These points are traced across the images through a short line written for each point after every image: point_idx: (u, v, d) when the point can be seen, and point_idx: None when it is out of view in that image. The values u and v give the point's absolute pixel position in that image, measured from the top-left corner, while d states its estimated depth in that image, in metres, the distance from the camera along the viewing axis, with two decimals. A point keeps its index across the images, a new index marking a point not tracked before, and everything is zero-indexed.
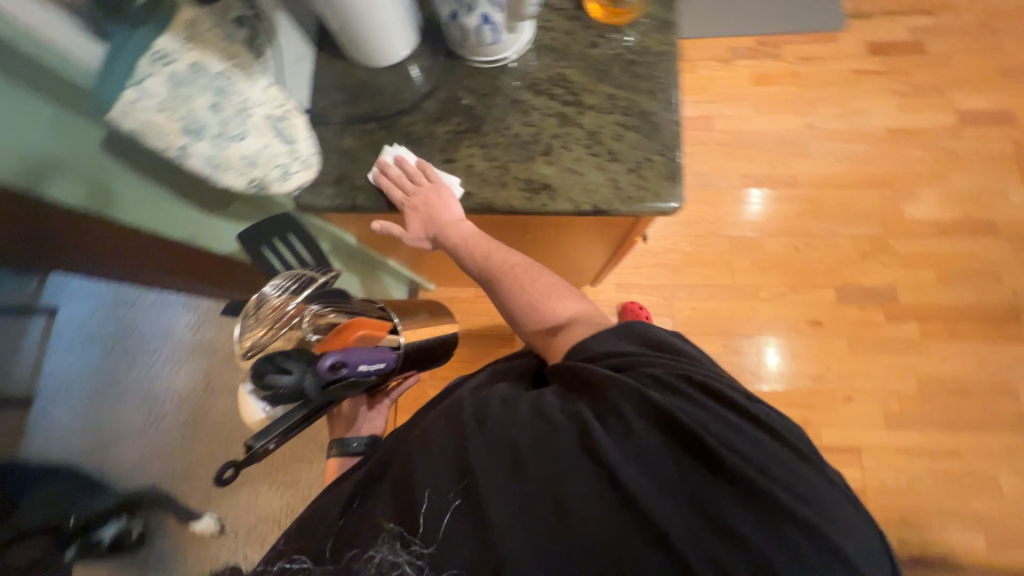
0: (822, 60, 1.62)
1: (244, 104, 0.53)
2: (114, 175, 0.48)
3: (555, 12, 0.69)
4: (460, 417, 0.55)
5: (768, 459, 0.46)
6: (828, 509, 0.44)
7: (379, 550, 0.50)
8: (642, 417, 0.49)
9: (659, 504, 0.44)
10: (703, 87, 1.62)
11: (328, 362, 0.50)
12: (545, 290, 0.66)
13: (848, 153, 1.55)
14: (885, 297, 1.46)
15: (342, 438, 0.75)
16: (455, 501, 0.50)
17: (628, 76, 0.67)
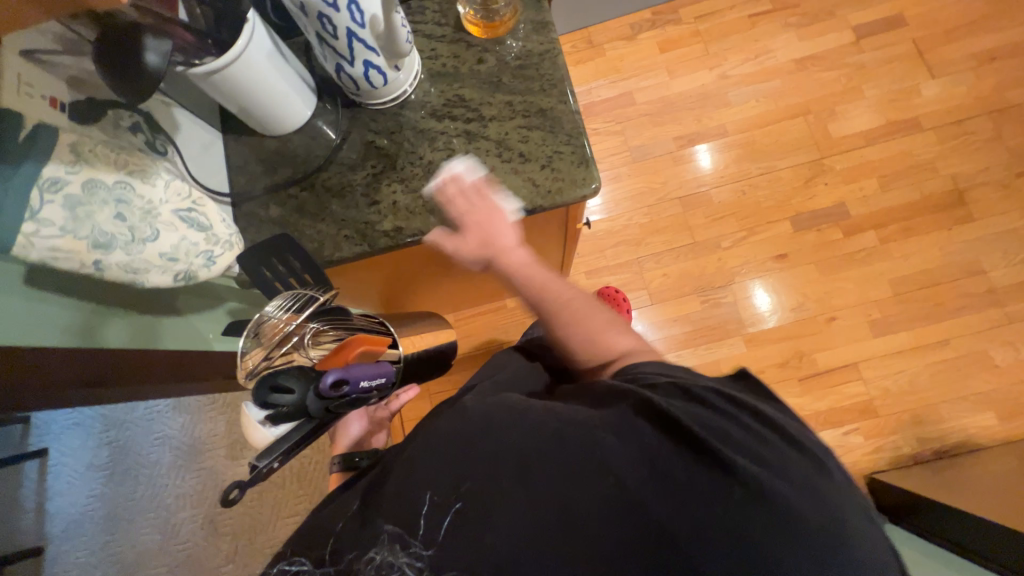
0: (717, 13, 1.69)
1: (148, 206, 0.49)
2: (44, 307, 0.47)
3: (437, 40, 0.72)
4: (464, 430, 0.59)
5: (744, 442, 0.52)
6: (801, 479, 0.51)
7: (379, 552, 0.52)
8: (638, 413, 0.54)
9: (648, 492, 0.50)
10: (615, 67, 1.68)
11: (330, 380, 0.51)
12: (600, 325, 0.66)
13: (765, 92, 1.62)
14: (838, 214, 1.51)
15: (348, 454, 0.81)
16: (456, 502, 0.53)
17: (520, 81, 0.70)
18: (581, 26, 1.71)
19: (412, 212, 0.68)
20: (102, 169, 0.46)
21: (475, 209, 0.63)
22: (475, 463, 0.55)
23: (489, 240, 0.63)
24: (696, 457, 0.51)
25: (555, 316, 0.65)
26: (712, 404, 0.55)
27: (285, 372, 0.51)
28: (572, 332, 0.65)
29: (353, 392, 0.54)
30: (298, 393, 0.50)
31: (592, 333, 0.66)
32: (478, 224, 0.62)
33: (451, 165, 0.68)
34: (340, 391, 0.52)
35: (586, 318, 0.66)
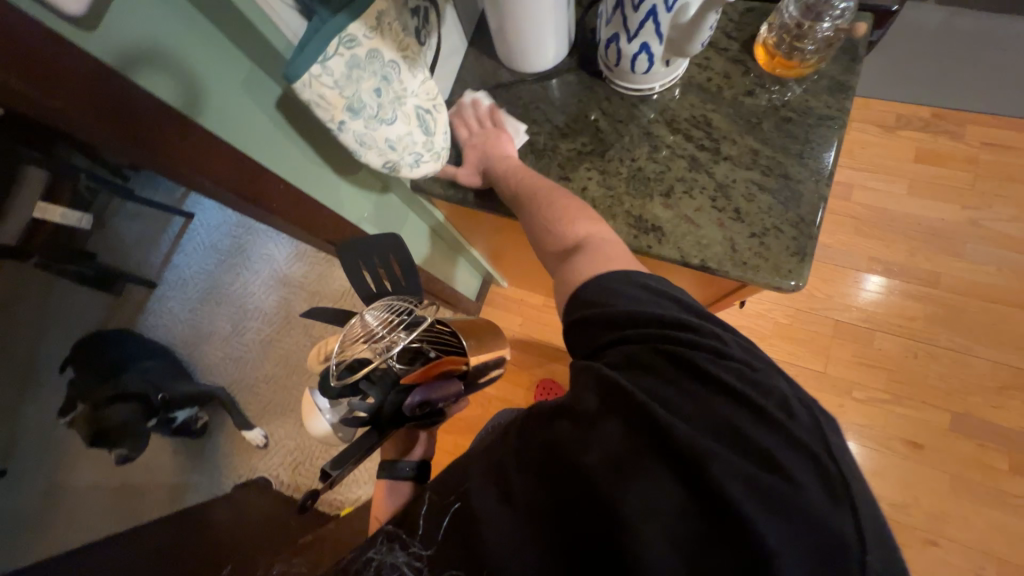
0: (1012, 151, 1.37)
1: (401, 92, 0.49)
2: (276, 127, 0.53)
3: (716, 52, 0.65)
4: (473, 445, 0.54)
5: (741, 436, 0.35)
6: (829, 464, 0.34)
7: (378, 551, 0.50)
8: (595, 401, 0.41)
9: (628, 502, 0.35)
10: (850, 151, 1.46)
11: (413, 401, 0.60)
12: (561, 208, 0.59)
13: (1016, 266, 1.31)
14: (1016, 443, 1.21)
15: (393, 461, 0.69)
16: (455, 502, 0.47)
17: (779, 134, 0.61)
18: None
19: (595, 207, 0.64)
20: (388, 44, 0.45)
21: (479, 133, 0.67)
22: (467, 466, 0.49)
23: (493, 152, 0.65)
24: (640, 436, 0.37)
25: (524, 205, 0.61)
26: (687, 383, 0.39)
27: (370, 376, 0.59)
28: (536, 220, 0.60)
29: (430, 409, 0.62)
30: (376, 399, 0.58)
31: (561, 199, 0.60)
32: (475, 147, 0.66)
33: (658, 182, 0.63)
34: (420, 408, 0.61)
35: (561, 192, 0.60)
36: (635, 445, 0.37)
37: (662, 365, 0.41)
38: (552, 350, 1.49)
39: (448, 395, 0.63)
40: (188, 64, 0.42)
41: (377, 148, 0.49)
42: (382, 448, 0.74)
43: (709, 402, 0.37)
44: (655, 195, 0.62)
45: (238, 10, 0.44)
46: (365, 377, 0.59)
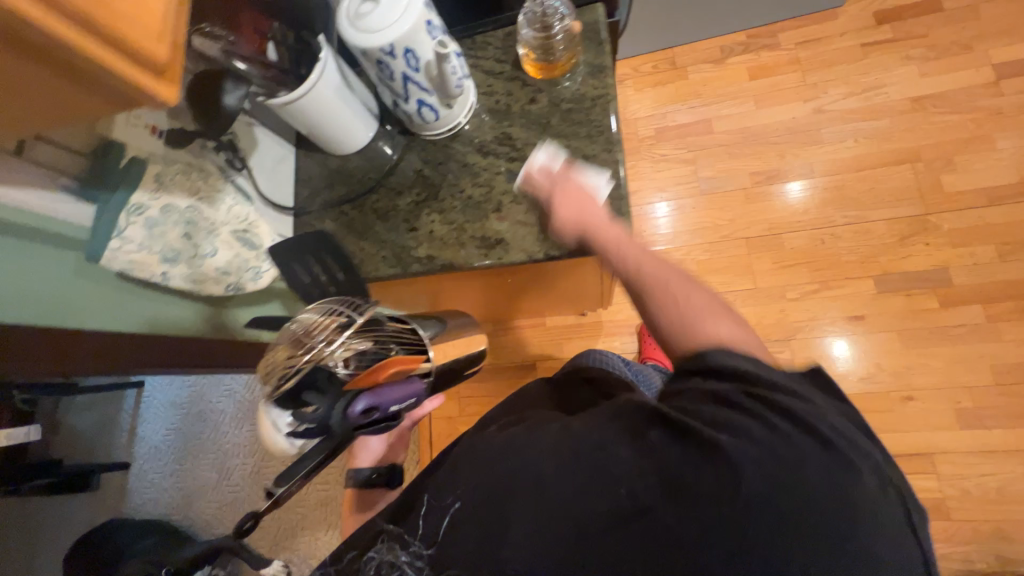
0: (823, 40, 1.54)
1: (209, 227, 0.60)
2: (125, 299, 0.57)
3: (496, 76, 0.74)
4: (484, 451, 0.58)
5: (793, 463, 0.44)
6: (862, 498, 0.43)
7: (378, 553, 0.58)
8: (656, 429, 0.49)
9: (668, 511, 0.46)
10: (695, 91, 1.59)
11: (360, 407, 0.51)
12: (700, 307, 0.55)
13: (867, 132, 1.44)
14: (936, 280, 1.31)
15: (361, 469, 0.80)
16: (455, 503, 0.55)
17: (567, 125, 0.70)
18: (665, 46, 1.64)
19: (445, 246, 0.70)
20: (178, 195, 0.58)
21: (567, 181, 0.64)
22: (502, 471, 0.54)
23: (587, 215, 0.62)
24: (707, 466, 0.45)
25: (651, 292, 0.58)
26: (757, 419, 0.46)
27: (315, 386, 0.54)
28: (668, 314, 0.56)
29: (381, 416, 0.54)
30: (322, 409, 0.51)
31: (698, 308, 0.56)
32: (569, 198, 0.63)
33: (489, 202, 0.70)
34: (370, 416, 0.53)
35: (684, 295, 0.57)
36: (699, 470, 0.45)
37: (741, 397, 0.48)
38: (517, 366, 1.54)
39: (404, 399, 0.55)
40: (50, 290, 0.49)
41: (210, 276, 0.60)
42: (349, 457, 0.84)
43: (779, 439, 0.45)
44: (490, 214, 0.69)
45: (48, 230, 0.48)
46: (313, 388, 0.53)
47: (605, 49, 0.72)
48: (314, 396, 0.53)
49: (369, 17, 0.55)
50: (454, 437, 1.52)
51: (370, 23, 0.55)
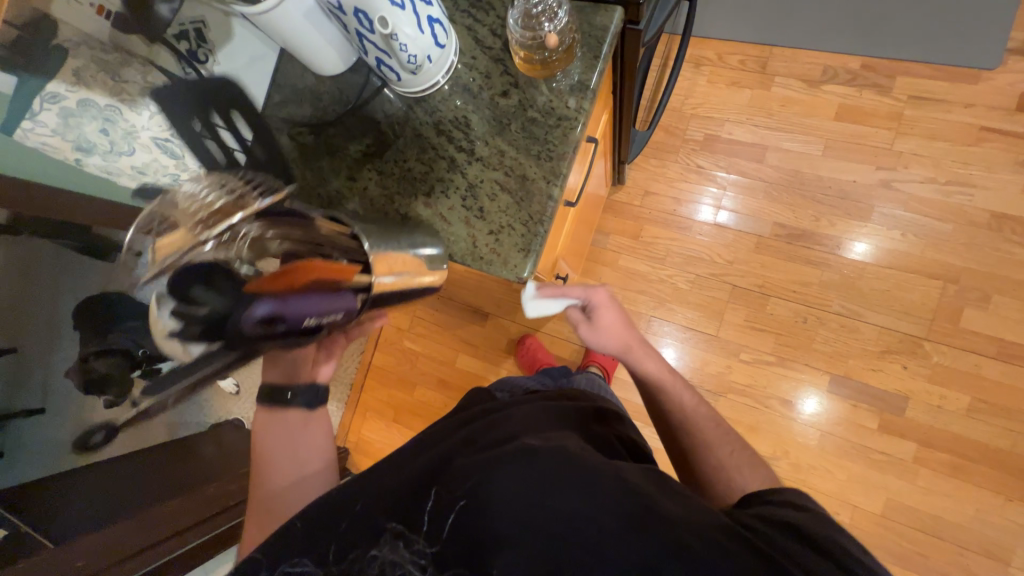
0: (940, 104, 1.28)
1: (130, 129, 0.64)
2: (67, 172, 0.63)
3: (484, 49, 0.68)
4: (529, 466, 0.53)
5: None
6: None
7: (381, 550, 0.55)
8: (735, 541, 0.49)
9: None
10: (768, 108, 1.40)
11: (262, 315, 0.42)
12: (727, 444, 0.74)
13: (921, 229, 1.27)
14: (889, 403, 1.26)
15: (277, 388, 0.70)
16: (460, 501, 0.54)
17: (523, 136, 0.66)
18: (764, 42, 1.40)
19: (367, 209, 0.72)
20: (98, 90, 0.60)
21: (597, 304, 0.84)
22: (525, 497, 0.52)
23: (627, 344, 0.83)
24: None
25: (690, 426, 0.77)
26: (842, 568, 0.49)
27: (208, 283, 0.43)
28: (706, 446, 0.74)
29: (291, 327, 0.45)
30: (218, 304, 0.42)
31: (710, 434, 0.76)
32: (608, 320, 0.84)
33: (423, 184, 0.69)
34: (278, 324, 0.43)
35: (717, 436, 0.75)
36: None
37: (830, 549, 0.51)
38: (471, 311, 1.61)
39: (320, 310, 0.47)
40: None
41: (127, 173, 0.67)
42: (263, 369, 0.72)
43: None
44: (420, 195, 0.69)
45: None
46: (198, 283, 0.43)
47: (600, 67, 0.64)
48: (204, 295, 0.43)
49: None
50: (396, 346, 1.66)
51: None
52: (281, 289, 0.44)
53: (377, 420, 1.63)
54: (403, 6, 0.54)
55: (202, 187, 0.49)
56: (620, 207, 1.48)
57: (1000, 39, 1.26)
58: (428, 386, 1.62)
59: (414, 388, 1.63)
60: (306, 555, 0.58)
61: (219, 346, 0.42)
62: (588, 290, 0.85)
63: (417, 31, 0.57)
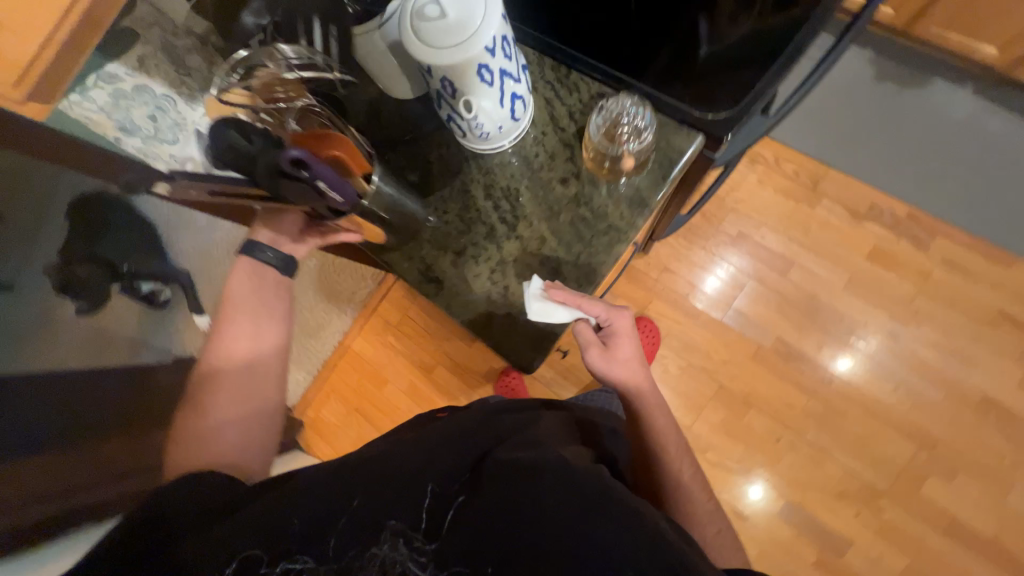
0: (970, 275, 1.29)
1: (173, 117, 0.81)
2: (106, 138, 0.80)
3: (556, 128, 0.67)
4: (574, 486, 0.53)
5: None
6: None
7: (380, 549, 0.54)
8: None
9: None
10: (806, 225, 1.40)
11: (293, 154, 0.47)
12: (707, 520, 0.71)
13: (914, 389, 1.28)
14: (830, 543, 1.28)
15: (253, 246, 0.73)
16: (462, 498, 0.57)
17: (570, 229, 0.64)
18: (821, 160, 1.41)
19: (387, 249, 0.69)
20: (157, 80, 0.77)
21: (614, 329, 0.75)
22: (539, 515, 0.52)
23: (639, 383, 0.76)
24: None
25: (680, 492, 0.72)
26: None
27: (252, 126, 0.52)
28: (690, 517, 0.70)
29: (310, 182, 0.48)
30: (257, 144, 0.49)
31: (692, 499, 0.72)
32: (621, 355, 0.75)
33: (454, 241, 0.68)
34: (295, 170, 0.47)
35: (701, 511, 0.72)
36: None
37: None
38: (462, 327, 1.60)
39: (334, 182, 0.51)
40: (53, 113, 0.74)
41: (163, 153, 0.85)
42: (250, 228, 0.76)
43: None
44: (450, 252, 0.68)
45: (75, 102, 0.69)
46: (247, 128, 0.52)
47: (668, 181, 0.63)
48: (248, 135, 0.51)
49: (427, 23, 0.48)
50: (379, 338, 1.64)
51: (422, 30, 0.48)
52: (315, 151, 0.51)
53: (339, 405, 1.62)
54: (492, 84, 0.53)
55: (290, 51, 0.66)
56: (636, 274, 1.46)
57: None
58: (399, 388, 1.60)
59: (384, 384, 1.61)
60: (305, 553, 0.56)
61: (250, 174, 0.49)
62: (611, 311, 0.74)
63: (497, 106, 0.56)
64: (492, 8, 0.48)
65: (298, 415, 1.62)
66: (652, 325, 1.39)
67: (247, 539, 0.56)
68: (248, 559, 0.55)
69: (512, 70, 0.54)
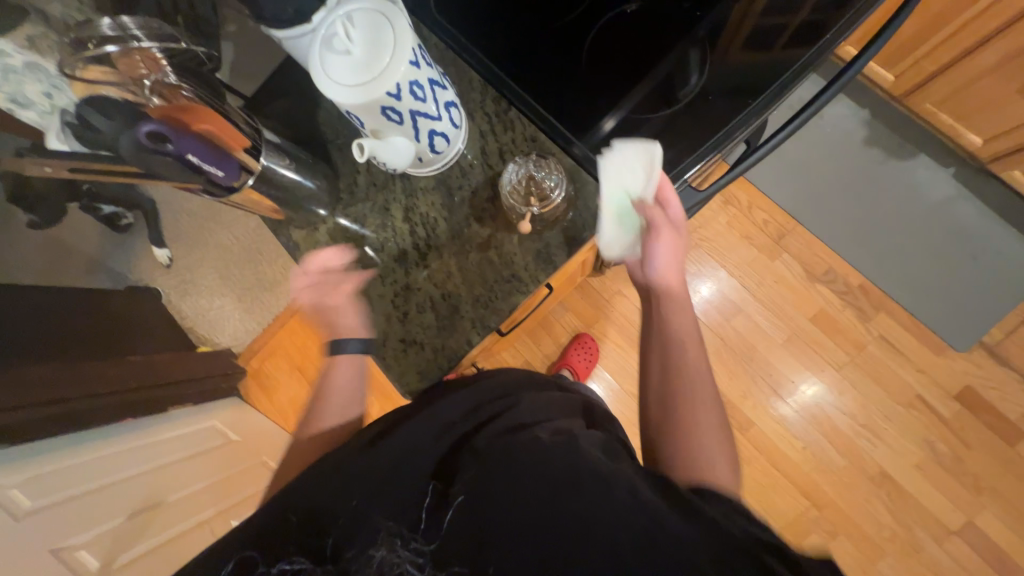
0: (900, 356, 1.33)
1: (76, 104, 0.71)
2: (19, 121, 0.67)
3: (484, 165, 0.70)
4: (543, 455, 0.52)
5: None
6: None
7: (379, 550, 0.50)
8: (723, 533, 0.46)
9: None
10: (762, 275, 1.41)
11: (148, 129, 0.47)
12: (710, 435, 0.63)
13: (821, 451, 1.34)
14: None
15: None
16: (459, 497, 0.52)
17: (477, 267, 0.68)
18: (791, 214, 1.41)
19: (301, 251, 0.72)
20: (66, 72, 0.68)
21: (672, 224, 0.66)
22: (541, 515, 0.49)
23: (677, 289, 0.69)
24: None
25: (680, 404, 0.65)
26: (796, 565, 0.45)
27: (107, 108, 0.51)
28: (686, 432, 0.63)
29: (175, 154, 0.49)
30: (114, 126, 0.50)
31: (702, 425, 0.63)
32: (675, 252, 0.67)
33: (367, 257, 0.70)
34: (157, 145, 0.48)
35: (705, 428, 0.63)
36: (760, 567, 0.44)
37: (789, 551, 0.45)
38: None
39: (200, 151, 0.51)
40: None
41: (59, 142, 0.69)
42: None
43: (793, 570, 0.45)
44: (360, 268, 0.70)
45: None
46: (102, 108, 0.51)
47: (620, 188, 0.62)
48: (99, 118, 0.51)
49: (332, 56, 0.48)
50: None
51: (327, 60, 0.48)
52: (177, 124, 0.50)
53: (285, 360, 1.68)
54: (402, 122, 0.53)
55: (131, 21, 0.55)
56: (591, 290, 1.47)
57: (976, 329, 1.31)
58: None
59: None
60: (303, 549, 0.51)
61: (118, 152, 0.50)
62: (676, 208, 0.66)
63: (412, 141, 0.56)
64: (400, 50, 0.47)
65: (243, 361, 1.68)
66: (591, 343, 1.42)
67: (243, 544, 0.52)
68: (246, 560, 0.51)
69: (427, 111, 0.53)
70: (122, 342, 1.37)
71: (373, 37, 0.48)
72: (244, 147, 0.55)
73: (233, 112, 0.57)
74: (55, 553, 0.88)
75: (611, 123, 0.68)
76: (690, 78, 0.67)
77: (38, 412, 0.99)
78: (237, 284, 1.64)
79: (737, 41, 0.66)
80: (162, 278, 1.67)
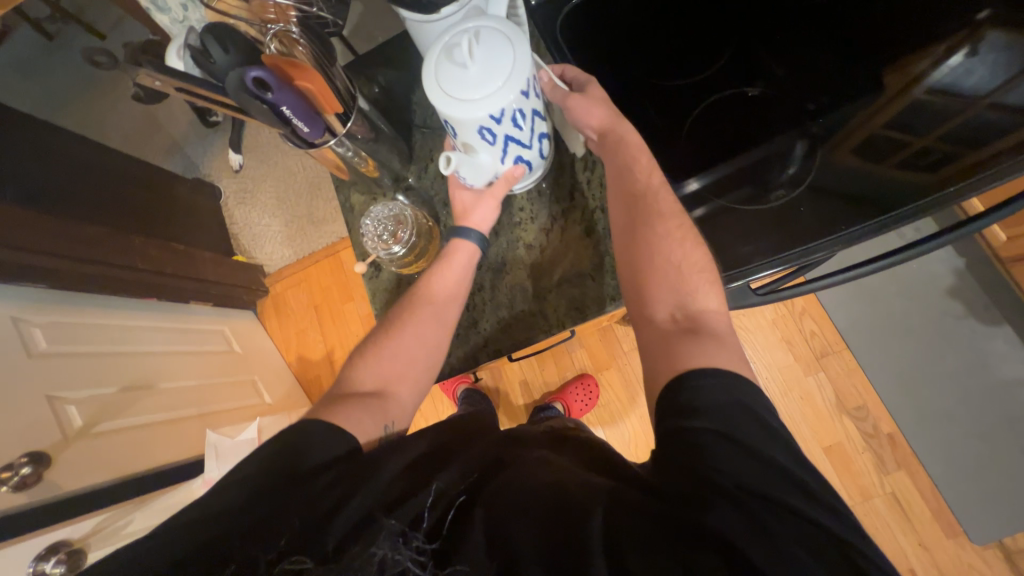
0: (905, 520, 1.23)
1: None
2: None
3: (551, 194, 0.70)
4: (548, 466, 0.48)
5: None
6: None
7: (380, 548, 0.40)
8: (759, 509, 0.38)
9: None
10: (788, 384, 1.34)
11: (256, 74, 0.48)
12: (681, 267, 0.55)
13: None
14: None
15: None
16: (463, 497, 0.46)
17: (508, 287, 0.69)
18: (843, 333, 1.33)
19: (354, 213, 0.75)
20: None
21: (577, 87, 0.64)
22: (552, 515, 0.41)
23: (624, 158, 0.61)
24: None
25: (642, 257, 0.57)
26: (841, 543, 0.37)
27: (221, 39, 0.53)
28: (649, 282, 0.56)
29: (272, 105, 0.50)
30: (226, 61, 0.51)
31: (681, 266, 0.55)
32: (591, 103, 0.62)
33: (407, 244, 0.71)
34: (258, 92, 0.49)
35: (682, 261, 0.55)
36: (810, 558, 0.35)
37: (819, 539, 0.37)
38: None
39: (295, 108, 0.51)
40: None
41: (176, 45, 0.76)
42: None
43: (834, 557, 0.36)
44: None
45: None
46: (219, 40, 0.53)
47: None
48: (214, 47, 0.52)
49: (448, 65, 0.48)
50: None
51: (442, 68, 0.48)
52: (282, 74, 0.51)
53: (303, 293, 1.67)
54: (493, 143, 0.53)
55: None
56: (613, 336, 1.42)
57: (1001, 526, 1.19)
58: (360, 311, 1.60)
59: (349, 299, 1.62)
60: (305, 553, 0.42)
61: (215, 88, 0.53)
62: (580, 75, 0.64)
63: (496, 162, 0.57)
64: (512, 79, 0.47)
65: (268, 283, 1.70)
66: (594, 387, 1.37)
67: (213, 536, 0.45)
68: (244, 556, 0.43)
69: (518, 137, 0.54)
70: (172, 228, 1.48)
71: (491, 59, 0.47)
72: (335, 113, 0.57)
73: (336, 77, 0.58)
74: (47, 399, 0.94)
75: (696, 184, 0.67)
76: (787, 167, 0.64)
77: (75, 267, 1.11)
78: (289, 209, 1.70)
79: (851, 140, 0.62)
80: (226, 181, 1.75)
